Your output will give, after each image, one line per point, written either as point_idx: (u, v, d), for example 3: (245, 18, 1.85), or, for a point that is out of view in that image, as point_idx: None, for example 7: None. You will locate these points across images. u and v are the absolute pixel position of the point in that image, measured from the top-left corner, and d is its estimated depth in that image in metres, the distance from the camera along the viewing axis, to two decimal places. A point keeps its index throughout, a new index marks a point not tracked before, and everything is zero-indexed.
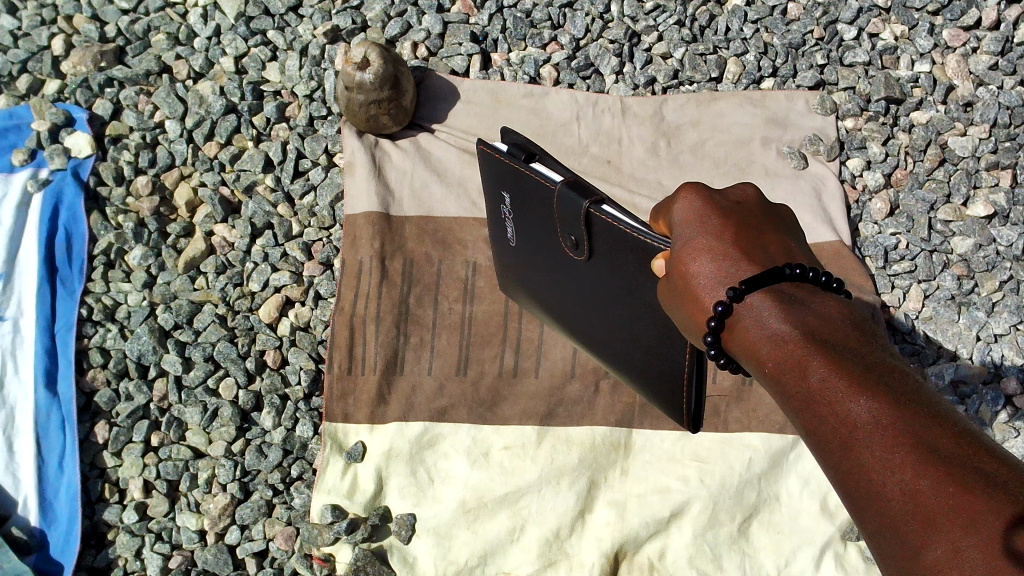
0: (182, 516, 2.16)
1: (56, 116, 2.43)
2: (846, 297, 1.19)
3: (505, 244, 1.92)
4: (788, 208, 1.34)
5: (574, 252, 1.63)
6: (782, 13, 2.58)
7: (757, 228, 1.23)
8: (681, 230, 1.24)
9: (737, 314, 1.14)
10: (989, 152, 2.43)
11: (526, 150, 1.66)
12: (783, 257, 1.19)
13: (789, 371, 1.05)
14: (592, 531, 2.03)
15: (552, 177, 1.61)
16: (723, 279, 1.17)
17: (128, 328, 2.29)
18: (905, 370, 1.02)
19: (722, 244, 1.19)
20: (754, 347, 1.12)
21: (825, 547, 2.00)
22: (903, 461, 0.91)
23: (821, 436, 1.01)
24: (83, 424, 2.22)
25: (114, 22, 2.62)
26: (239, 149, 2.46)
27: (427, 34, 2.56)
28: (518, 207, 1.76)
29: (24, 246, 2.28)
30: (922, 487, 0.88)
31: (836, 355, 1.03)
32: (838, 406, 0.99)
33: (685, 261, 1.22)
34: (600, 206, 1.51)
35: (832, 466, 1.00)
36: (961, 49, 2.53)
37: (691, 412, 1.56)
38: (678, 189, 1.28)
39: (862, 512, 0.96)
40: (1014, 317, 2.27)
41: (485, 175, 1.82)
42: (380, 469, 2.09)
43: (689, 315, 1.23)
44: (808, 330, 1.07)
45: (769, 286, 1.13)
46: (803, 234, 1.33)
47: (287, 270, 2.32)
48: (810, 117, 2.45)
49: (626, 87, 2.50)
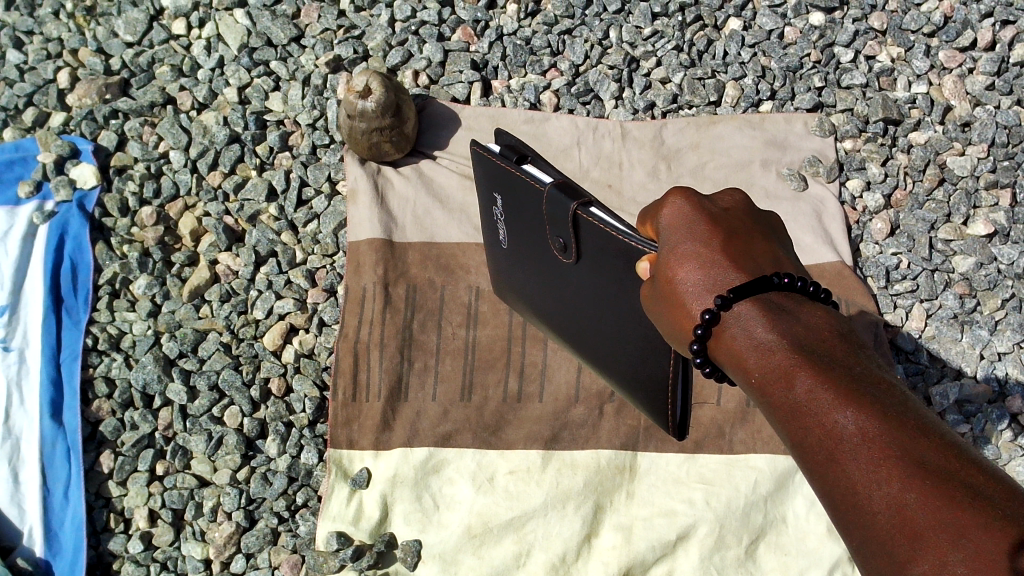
0: (188, 546, 2.16)
1: (62, 148, 2.45)
2: (834, 307, 1.21)
3: (497, 246, 1.93)
4: (777, 215, 1.35)
5: (562, 254, 1.63)
6: (779, 37, 2.61)
7: (747, 235, 1.24)
8: (668, 235, 1.25)
9: (724, 322, 1.14)
10: (989, 171, 2.44)
11: (518, 152, 1.71)
12: (772, 267, 1.20)
13: (776, 382, 1.06)
14: (597, 555, 2.03)
15: (543, 179, 1.62)
16: (710, 286, 1.17)
17: (133, 357, 2.30)
18: (892, 383, 1.03)
19: (710, 251, 1.20)
20: (740, 356, 1.12)
21: (832, 568, 1.99)
22: (888, 473, 0.91)
23: (807, 447, 1.01)
24: (87, 454, 2.21)
25: (119, 55, 2.64)
26: (244, 177, 2.48)
27: (428, 63, 2.59)
28: (510, 209, 1.77)
29: (30, 277, 2.30)
30: (908, 500, 0.88)
31: (823, 366, 1.04)
32: (825, 418, 0.99)
33: (673, 267, 1.23)
34: (587, 208, 1.51)
35: (817, 478, 1.00)
36: (957, 70, 2.56)
37: (677, 419, 1.56)
38: (667, 194, 1.29)
39: (847, 525, 0.96)
40: (1017, 335, 2.28)
41: (478, 175, 1.83)
42: (385, 496, 2.09)
43: (675, 321, 1.24)
44: (796, 341, 1.08)
45: (757, 294, 1.14)
46: (792, 242, 1.34)
47: (290, 297, 2.33)
48: (808, 139, 2.47)
49: (626, 111, 2.52)
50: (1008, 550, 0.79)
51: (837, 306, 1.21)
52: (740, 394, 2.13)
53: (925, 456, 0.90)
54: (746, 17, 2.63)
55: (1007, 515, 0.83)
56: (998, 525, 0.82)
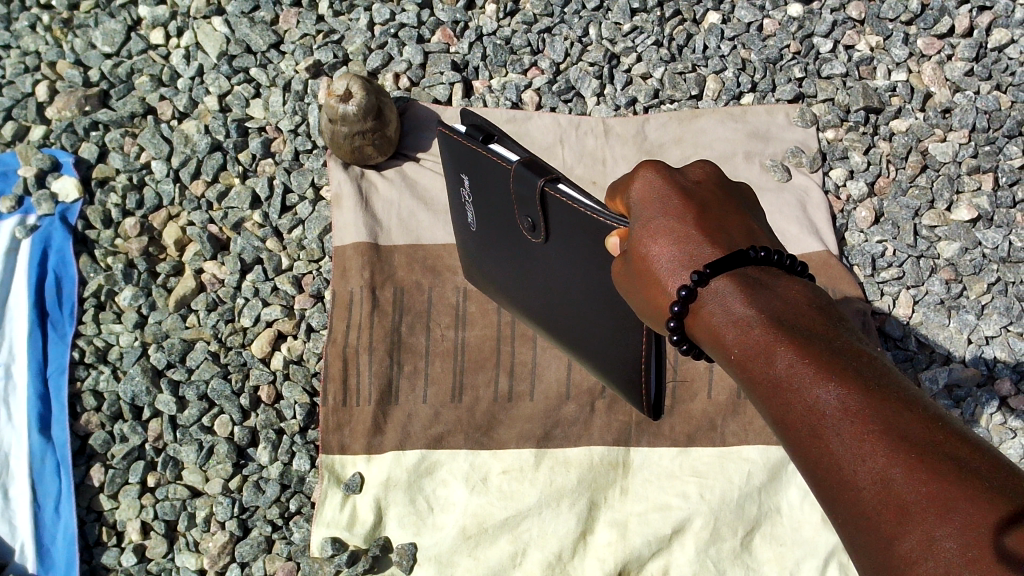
0: (182, 557, 2.15)
1: (43, 162, 2.44)
2: (810, 280, 1.21)
3: (468, 232, 1.92)
4: (748, 186, 1.36)
5: (531, 234, 1.63)
6: (758, 30, 2.62)
7: (720, 209, 1.24)
8: (640, 211, 1.25)
9: (701, 299, 1.14)
10: (971, 156, 2.45)
11: (484, 131, 1.69)
12: (746, 241, 1.21)
13: (756, 358, 1.06)
14: (593, 552, 2.02)
15: (509, 157, 1.62)
16: (685, 262, 1.17)
17: (120, 369, 2.28)
18: (872, 355, 1.03)
19: (684, 226, 1.20)
20: (718, 333, 1.12)
21: (829, 557, 1.99)
22: (873, 448, 0.91)
23: (789, 423, 1.01)
24: (78, 468, 2.20)
25: (97, 66, 2.63)
26: (227, 185, 2.47)
27: (408, 65, 2.58)
28: (478, 192, 1.77)
29: (14, 292, 2.27)
30: (894, 475, 0.88)
31: (802, 341, 1.04)
32: (807, 393, 0.99)
33: (646, 243, 1.22)
34: (555, 184, 1.51)
35: (800, 454, 1.00)
36: (936, 56, 2.57)
37: (651, 400, 1.59)
38: (638, 168, 1.30)
39: (831, 502, 0.95)
40: (1004, 319, 2.29)
41: (445, 157, 1.82)
42: (378, 499, 2.08)
43: (648, 298, 1.24)
44: (774, 315, 1.08)
45: (733, 269, 1.14)
46: (763, 213, 1.35)
47: (278, 304, 2.32)
48: (790, 130, 2.47)
49: (608, 108, 2.53)
50: (997, 523, 0.79)
51: (813, 277, 1.21)
52: (731, 386, 2.13)
53: (910, 429, 0.90)
54: (725, 11, 2.64)
55: (994, 487, 0.83)
56: (986, 499, 0.82)
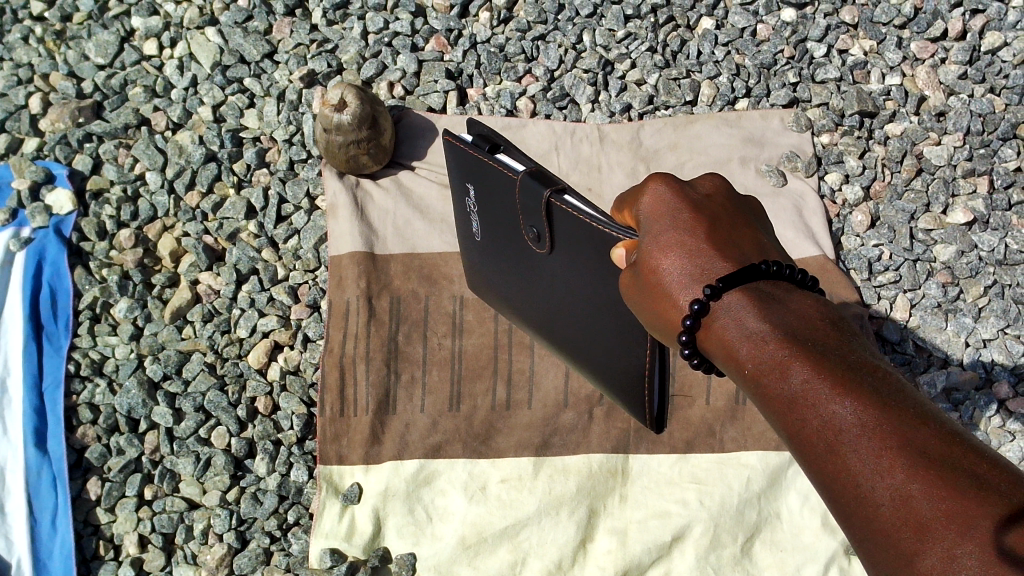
0: (180, 569, 2.14)
1: (36, 174, 2.43)
2: (821, 293, 1.21)
3: (470, 240, 1.92)
4: (755, 198, 1.35)
5: (536, 244, 1.63)
6: (752, 34, 2.62)
7: (729, 222, 1.24)
8: (651, 223, 1.25)
9: (713, 313, 1.14)
10: (965, 160, 2.46)
11: (490, 141, 1.68)
12: (757, 255, 1.20)
13: (770, 374, 1.05)
14: (594, 560, 2.02)
15: (514, 167, 1.62)
16: (695, 276, 1.17)
17: (117, 381, 2.27)
18: (887, 370, 1.03)
19: (694, 240, 1.19)
20: (731, 347, 1.12)
21: (828, 562, 1.99)
22: (891, 464, 0.91)
23: (806, 438, 1.00)
24: (74, 481, 2.19)
25: (91, 78, 2.63)
26: (222, 196, 2.46)
27: (403, 73, 2.59)
28: (483, 200, 1.77)
29: (8, 305, 2.25)
30: (914, 492, 0.88)
31: (817, 357, 1.04)
32: (824, 409, 0.98)
33: (656, 257, 1.22)
34: (561, 196, 1.50)
35: (816, 470, 0.99)
36: (930, 60, 2.57)
37: (654, 414, 1.59)
38: (647, 181, 1.29)
39: (848, 517, 0.95)
40: (1001, 321, 2.29)
41: (450, 166, 1.82)
42: (377, 510, 2.07)
43: (659, 313, 1.23)
44: (787, 330, 1.08)
45: (745, 283, 1.14)
46: (771, 225, 1.34)
47: (274, 314, 2.32)
48: (785, 135, 2.47)
49: (603, 114, 2.53)
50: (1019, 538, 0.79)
51: (823, 290, 1.21)
52: (729, 392, 2.13)
53: (927, 445, 0.90)
54: (718, 16, 2.64)
55: (1014, 503, 0.82)
56: (1006, 516, 0.82)
